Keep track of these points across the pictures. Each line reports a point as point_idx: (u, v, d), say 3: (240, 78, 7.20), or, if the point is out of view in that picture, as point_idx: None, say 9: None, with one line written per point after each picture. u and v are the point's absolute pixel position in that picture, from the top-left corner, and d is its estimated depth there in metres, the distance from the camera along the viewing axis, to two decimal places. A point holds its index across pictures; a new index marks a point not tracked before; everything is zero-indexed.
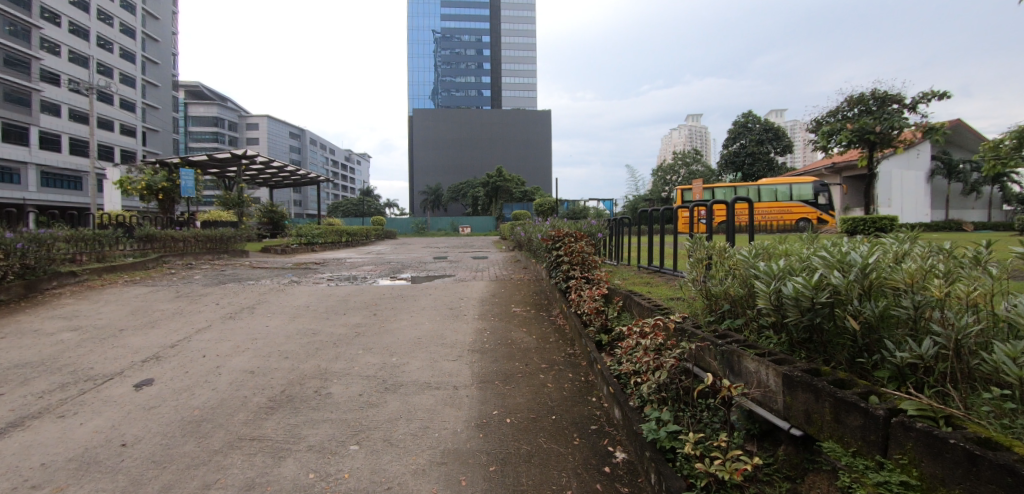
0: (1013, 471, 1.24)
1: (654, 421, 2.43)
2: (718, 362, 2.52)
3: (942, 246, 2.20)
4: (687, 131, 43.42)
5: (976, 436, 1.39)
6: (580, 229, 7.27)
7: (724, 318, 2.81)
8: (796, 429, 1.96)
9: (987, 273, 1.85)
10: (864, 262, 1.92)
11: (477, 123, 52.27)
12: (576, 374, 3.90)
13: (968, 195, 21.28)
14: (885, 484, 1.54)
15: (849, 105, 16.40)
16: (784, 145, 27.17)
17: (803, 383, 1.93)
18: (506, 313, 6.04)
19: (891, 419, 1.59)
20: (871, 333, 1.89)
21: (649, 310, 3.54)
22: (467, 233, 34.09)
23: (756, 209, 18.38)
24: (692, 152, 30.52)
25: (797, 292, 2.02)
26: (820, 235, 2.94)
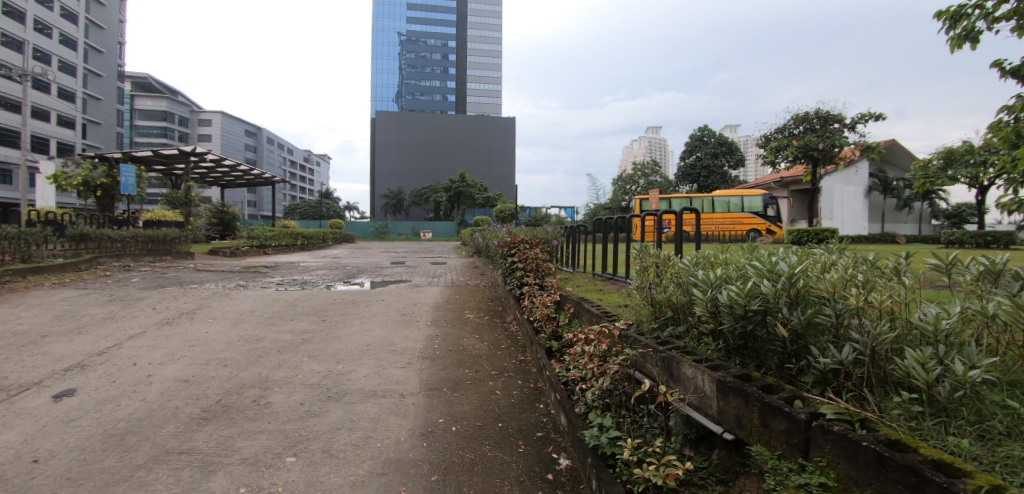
0: (916, 471, 1.31)
1: (597, 427, 2.46)
2: (659, 369, 2.58)
3: (865, 258, 2.32)
4: (648, 143, 44.68)
5: (886, 439, 1.47)
6: (536, 236, 7.34)
7: (666, 325, 2.87)
8: (728, 433, 2.03)
9: (903, 284, 1.97)
10: (792, 271, 2.01)
11: (442, 127, 51.99)
12: (526, 381, 3.90)
13: (901, 210, 22.83)
14: (806, 486, 1.60)
15: (795, 122, 17.30)
16: (737, 159, 28.37)
17: (734, 388, 2.00)
18: (459, 320, 5.99)
19: (812, 422, 1.66)
20: (797, 341, 1.98)
21: (597, 316, 3.60)
22: (429, 238, 33.72)
23: (711, 220, 19.30)
24: (651, 163, 31.37)
25: (731, 299, 2.10)
26: (757, 245, 3.06)
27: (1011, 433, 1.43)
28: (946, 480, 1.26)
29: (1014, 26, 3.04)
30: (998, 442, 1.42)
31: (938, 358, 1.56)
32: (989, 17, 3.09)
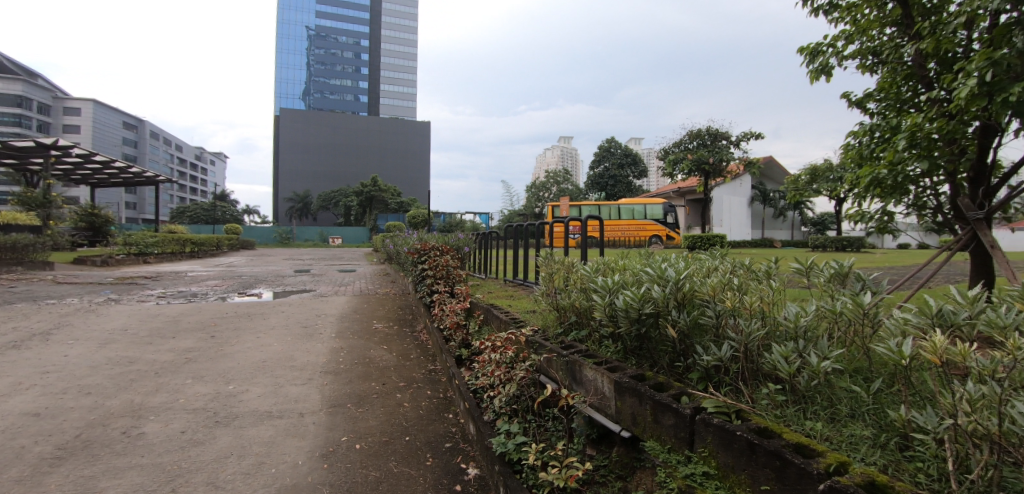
0: (779, 455, 1.46)
1: (504, 434, 2.49)
2: (563, 373, 2.67)
3: (742, 262, 2.57)
4: (560, 152, 46.36)
5: (756, 427, 1.62)
6: (447, 243, 7.29)
7: (571, 330, 3.00)
8: (626, 431, 2.14)
9: (771, 286, 2.21)
10: (678, 277, 2.19)
11: (354, 129, 49.96)
12: (435, 391, 3.86)
13: (777, 219, 25.81)
14: (691, 475, 1.72)
15: (689, 138, 18.89)
16: (640, 170, 30.36)
17: (629, 388, 2.12)
18: (367, 330, 5.75)
19: (696, 416, 1.80)
20: (683, 340, 2.14)
21: (506, 322, 3.66)
22: (338, 244, 32.12)
23: (617, 226, 20.32)
24: (563, 171, 32.47)
25: (627, 303, 2.22)
26: (650, 251, 3.29)
27: (854, 414, 1.64)
28: (805, 461, 1.41)
29: (859, 63, 3.55)
30: (845, 422, 1.62)
31: (798, 352, 1.76)
32: (839, 55, 3.58)
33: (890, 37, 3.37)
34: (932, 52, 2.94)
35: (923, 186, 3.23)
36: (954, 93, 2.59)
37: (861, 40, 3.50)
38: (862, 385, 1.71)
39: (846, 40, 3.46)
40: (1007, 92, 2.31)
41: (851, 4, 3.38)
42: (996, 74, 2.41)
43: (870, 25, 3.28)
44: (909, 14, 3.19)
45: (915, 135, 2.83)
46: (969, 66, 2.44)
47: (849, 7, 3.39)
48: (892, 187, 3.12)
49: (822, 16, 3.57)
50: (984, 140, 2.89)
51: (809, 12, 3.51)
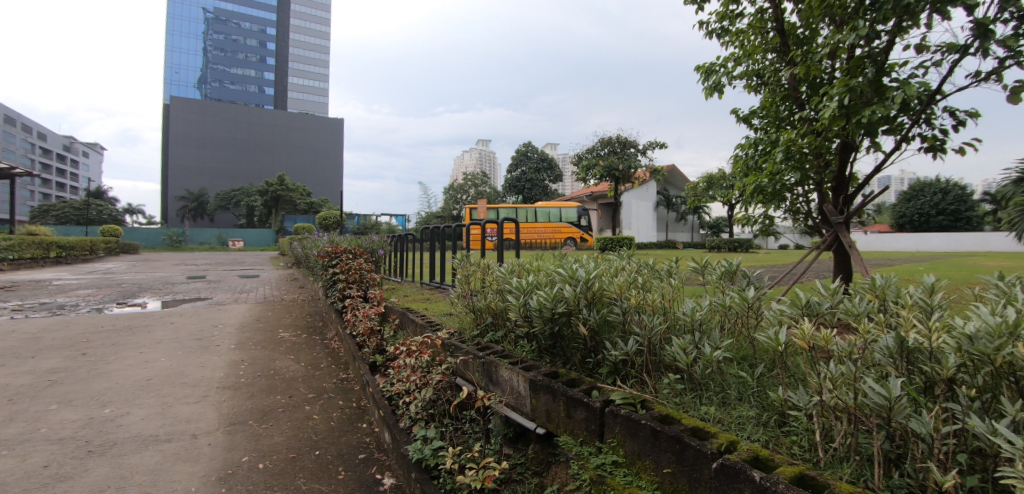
0: (679, 439, 1.58)
1: (420, 440, 2.47)
2: (479, 374, 2.71)
3: (647, 262, 2.74)
4: (479, 155, 46.52)
5: (658, 414, 1.73)
6: (360, 245, 7.04)
7: (486, 331, 3.04)
8: (541, 428, 2.21)
9: (671, 284, 2.37)
10: (587, 277, 2.30)
11: (257, 124, 46.41)
12: (347, 401, 3.71)
13: (679, 222, 27.92)
14: (602, 465, 1.81)
15: (601, 145, 19.87)
16: (556, 174, 31.31)
17: (543, 386, 2.19)
18: (271, 340, 5.36)
19: (605, 408, 1.89)
20: (593, 337, 2.25)
21: (422, 326, 3.63)
22: (239, 247, 29.59)
23: (533, 228, 20.76)
24: (481, 174, 32.51)
25: (540, 303, 2.29)
26: (564, 252, 3.40)
27: (741, 397, 1.81)
28: (700, 443, 1.54)
29: (746, 83, 3.94)
30: (734, 404, 1.78)
31: (694, 343, 1.91)
32: (729, 75, 3.95)
33: (770, 61, 3.78)
34: (804, 77, 3.34)
35: (797, 195, 3.66)
36: (820, 113, 2.96)
37: (747, 62, 3.88)
38: (747, 370, 1.89)
39: (734, 62, 3.83)
40: (861, 114, 2.68)
41: (739, 29, 3.75)
42: (852, 100, 2.79)
43: (754, 50, 3.66)
44: (785, 43, 3.60)
45: (790, 149, 3.19)
46: (832, 90, 2.80)
47: (737, 32, 3.76)
48: (771, 195, 3.51)
49: (714, 39, 3.93)
50: (843, 155, 3.34)
51: (704, 34, 3.84)
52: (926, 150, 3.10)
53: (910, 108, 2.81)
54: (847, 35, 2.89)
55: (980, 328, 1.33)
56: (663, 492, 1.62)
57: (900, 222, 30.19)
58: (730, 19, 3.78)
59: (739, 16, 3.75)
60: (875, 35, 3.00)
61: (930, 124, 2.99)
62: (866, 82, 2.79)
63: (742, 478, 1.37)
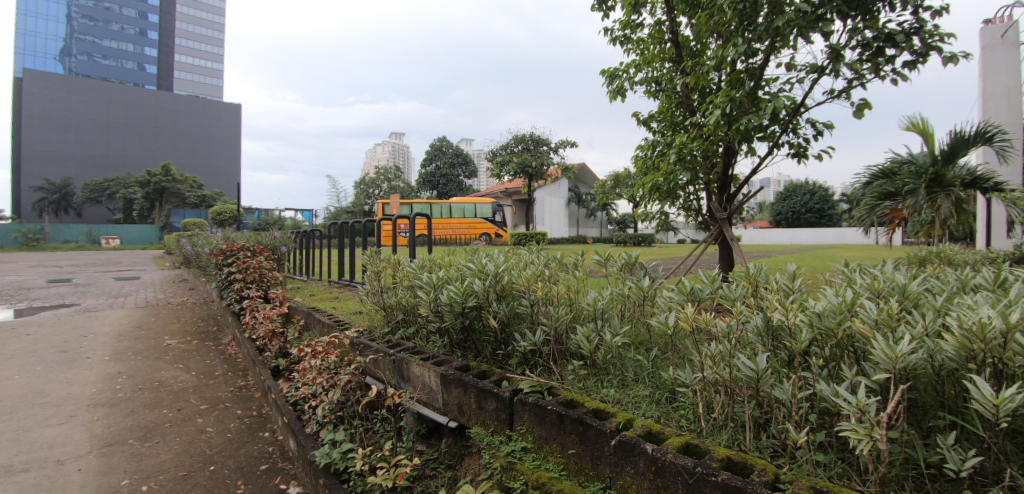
0: (581, 421, 1.67)
1: (328, 444, 2.38)
2: (390, 371, 2.68)
3: (555, 256, 2.86)
4: (391, 148, 45.01)
5: (564, 399, 1.82)
6: (260, 242, 6.54)
7: (397, 328, 3.01)
8: (453, 422, 2.23)
9: (576, 276, 2.51)
10: (496, 271, 2.37)
11: (135, 106, 41.11)
12: (246, 410, 3.46)
13: (589, 218, 29.13)
14: (512, 452, 1.87)
15: (515, 141, 20.16)
16: (471, 170, 31.20)
17: (454, 379, 2.22)
18: (155, 349, 4.82)
19: (514, 397, 1.95)
20: (503, 329, 2.33)
21: (329, 326, 3.50)
22: (113, 246, 26.00)
23: (448, 224, 20.53)
24: (393, 168, 31.40)
25: (451, 298, 2.32)
26: (476, 247, 3.43)
27: (638, 379, 1.95)
28: (600, 423, 1.64)
29: (645, 88, 4.17)
30: (631, 384, 1.92)
31: (596, 331, 2.03)
32: (630, 80, 4.21)
33: (666, 70, 4.05)
34: (694, 86, 3.66)
35: (688, 194, 4.01)
36: (707, 120, 3.25)
37: (647, 69, 4.14)
38: (644, 353, 2.05)
39: (636, 68, 4.08)
40: (740, 122, 2.99)
41: (640, 38, 4.01)
42: (732, 109, 3.11)
43: (653, 58, 3.93)
44: (680, 54, 3.90)
45: (682, 151, 3.49)
46: (715, 101, 3.10)
47: (638, 41, 4.01)
48: (666, 192, 3.80)
49: (618, 45, 4.15)
50: (727, 158, 3.70)
51: (608, 40, 4.04)
52: (794, 155, 3.53)
53: (779, 119, 3.19)
54: (728, 51, 3.21)
55: (826, 307, 1.56)
56: (569, 471, 1.71)
57: (776, 218, 34.01)
58: (632, 28, 4.03)
59: (639, 26, 4.00)
60: (753, 53, 3.37)
61: (796, 133, 3.40)
62: (745, 94, 3.12)
63: (637, 452, 1.49)
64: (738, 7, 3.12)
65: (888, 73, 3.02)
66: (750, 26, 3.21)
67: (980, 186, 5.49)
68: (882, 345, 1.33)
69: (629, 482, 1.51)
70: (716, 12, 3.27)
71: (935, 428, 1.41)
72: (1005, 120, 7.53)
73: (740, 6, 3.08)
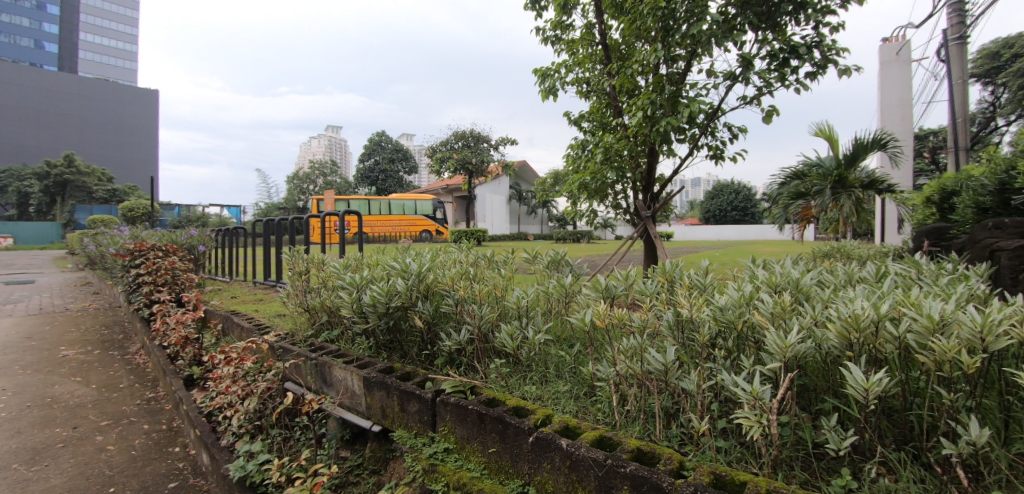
0: (501, 419, 1.67)
1: (243, 456, 2.25)
2: (313, 376, 2.57)
3: (485, 254, 2.86)
4: (327, 141, 43.14)
5: (485, 398, 1.81)
6: (174, 242, 6.05)
7: (322, 331, 2.90)
8: (377, 426, 2.17)
9: (502, 274, 2.52)
10: (420, 270, 2.33)
11: (28, 89, 36.65)
12: (155, 424, 3.19)
13: (530, 215, 29.43)
14: (434, 454, 1.84)
15: (455, 138, 20.00)
16: (412, 166, 30.58)
17: (376, 382, 2.15)
18: (49, 361, 4.33)
19: (436, 398, 1.92)
20: (429, 328, 2.30)
21: (248, 331, 3.31)
22: (3, 246, 23.05)
23: (388, 221, 19.97)
24: (329, 162, 30.15)
25: (374, 299, 2.26)
26: (406, 245, 3.35)
27: (559, 374, 1.98)
28: (519, 421, 1.65)
29: (576, 89, 4.23)
30: (553, 380, 1.95)
31: (519, 329, 2.04)
32: (561, 81, 4.26)
33: (596, 72, 4.13)
34: (621, 88, 3.77)
35: (616, 193, 4.14)
36: (631, 121, 3.36)
37: (577, 70, 4.20)
38: (566, 349, 2.08)
39: (566, 69, 4.15)
40: (660, 124, 3.12)
41: (571, 39, 4.06)
42: (653, 112, 3.24)
43: (582, 60, 4.01)
44: (608, 56, 3.99)
45: (609, 152, 3.60)
46: (637, 103, 3.22)
47: (569, 42, 4.07)
48: (594, 191, 3.89)
49: (549, 45, 4.20)
50: (651, 159, 3.85)
51: (540, 39, 4.08)
52: (711, 158, 3.73)
53: (697, 122, 3.36)
54: (649, 56, 3.34)
55: (728, 302, 1.66)
56: (490, 470, 1.71)
57: (705, 216, 36.00)
58: (562, 29, 4.09)
59: (569, 27, 4.07)
60: (674, 58, 3.52)
61: (713, 136, 3.59)
62: (665, 97, 3.26)
63: (553, 448, 1.51)
64: (657, 14, 3.24)
65: (792, 82, 3.26)
66: (669, 33, 3.35)
67: (876, 188, 6.09)
68: (774, 336, 1.42)
69: (546, 477, 1.53)
70: (638, 17, 3.39)
71: (821, 411, 1.52)
72: (897, 129, 8.38)
73: (659, 12, 3.21)
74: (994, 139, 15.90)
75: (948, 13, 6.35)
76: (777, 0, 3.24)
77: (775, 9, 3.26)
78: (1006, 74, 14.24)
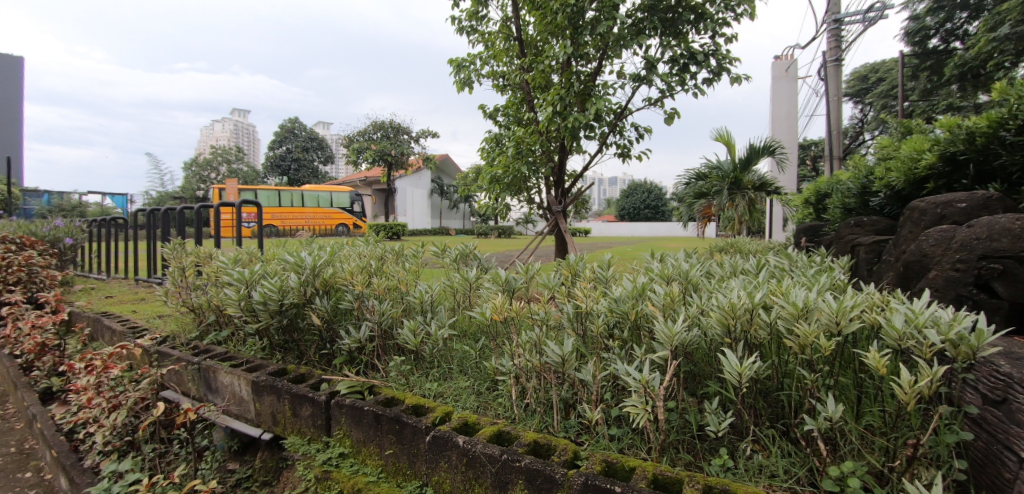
0: (398, 419, 1.60)
1: (107, 478, 1.98)
2: (195, 382, 2.31)
3: (391, 248, 2.74)
4: (232, 126, 39.60)
5: (383, 398, 1.73)
6: (32, 235, 5.22)
7: (209, 332, 2.63)
8: (267, 433, 2.00)
9: (408, 268, 2.43)
10: (316, 264, 2.18)
11: None
12: (1, 446, 2.73)
13: (453, 210, 29.13)
14: (328, 461, 1.73)
15: (374, 128, 19.26)
16: (328, 155, 29.07)
17: (266, 386, 1.98)
18: None
19: (331, 401, 1.80)
20: (328, 326, 2.16)
21: (122, 334, 2.92)
22: None
23: (300, 213, 18.84)
24: (234, 149, 27.74)
25: (265, 296, 2.08)
26: (310, 238, 3.15)
27: (463, 369, 1.94)
28: (417, 420, 1.58)
29: (493, 82, 4.20)
30: (455, 376, 1.90)
31: (422, 324, 1.97)
32: (477, 72, 4.21)
33: (512, 66, 4.14)
34: (535, 83, 3.80)
35: (530, 188, 4.18)
36: (541, 116, 3.39)
37: (493, 63, 4.19)
38: (471, 344, 2.04)
39: (482, 62, 4.11)
40: (569, 120, 3.18)
41: (487, 31, 4.03)
42: (561, 107, 3.29)
43: (497, 53, 3.98)
44: (524, 51, 4.00)
45: (520, 145, 3.60)
46: (547, 98, 3.26)
47: (485, 34, 4.03)
48: (508, 185, 3.90)
49: (465, 36, 4.13)
50: (563, 155, 3.93)
51: (455, 29, 4.00)
52: (619, 156, 3.88)
53: (605, 120, 3.47)
54: (559, 53, 3.39)
55: (622, 293, 1.72)
56: (388, 473, 1.63)
57: (620, 214, 37.77)
58: (478, 20, 4.04)
59: (485, 19, 4.02)
60: (583, 57, 3.60)
61: (621, 135, 3.74)
62: (574, 94, 3.32)
63: (450, 446, 1.47)
64: (567, 11, 3.30)
65: (691, 87, 3.46)
66: (578, 31, 3.43)
67: (765, 190, 6.70)
68: (662, 325, 1.48)
69: (443, 477, 1.49)
70: (550, 14, 3.42)
71: (705, 395, 1.62)
72: (785, 138, 9.28)
73: (569, 9, 3.27)
74: (861, 150, 18.16)
75: (827, 37, 7.13)
76: (679, 9, 3.41)
77: (678, 17, 3.43)
78: (871, 94, 16.28)
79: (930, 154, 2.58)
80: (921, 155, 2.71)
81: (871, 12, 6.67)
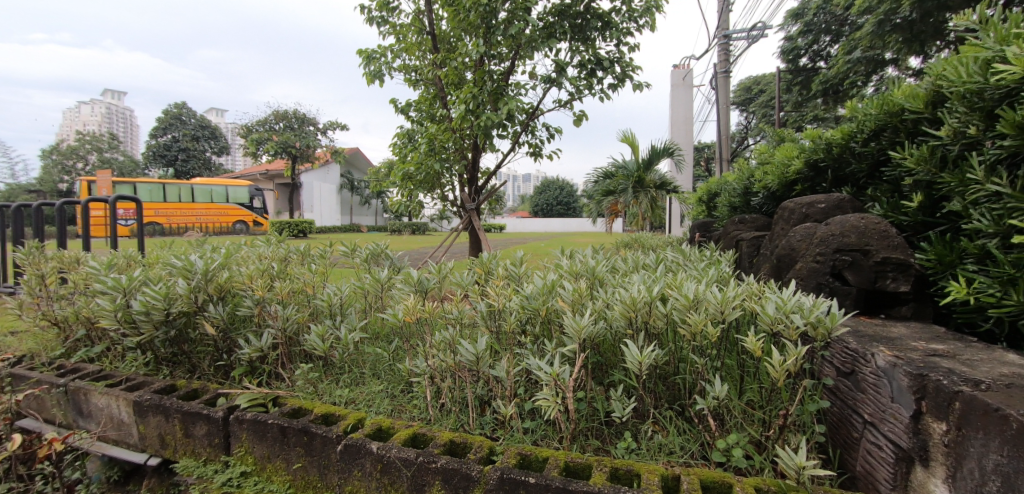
0: (307, 430, 1.52)
1: None
2: (61, 407, 2.02)
3: (295, 248, 2.59)
4: (103, 110, 34.70)
5: (289, 409, 1.64)
6: None
7: (78, 349, 2.31)
8: (154, 458, 1.81)
9: (313, 270, 2.31)
10: (208, 268, 1.99)
11: None
12: None
13: (364, 206, 27.94)
14: (228, 481, 1.60)
15: (275, 118, 17.94)
16: (222, 146, 26.56)
17: (151, 406, 1.78)
18: None
19: (229, 416, 1.67)
20: (224, 335, 1.99)
21: None
22: None
23: (191, 209, 17.06)
24: (107, 137, 24.37)
25: (148, 304, 1.86)
26: (201, 239, 2.87)
27: (375, 373, 1.89)
28: (327, 429, 1.52)
29: (404, 77, 4.10)
30: (367, 380, 1.85)
31: (331, 329, 1.89)
32: (388, 65, 4.08)
33: (425, 61, 4.06)
34: (448, 81, 3.76)
35: (444, 185, 4.15)
36: (455, 113, 3.38)
37: (405, 56, 4.08)
38: (384, 346, 1.99)
39: (393, 54, 3.98)
40: (481, 119, 3.20)
41: (398, 23, 3.91)
42: (474, 105, 3.30)
43: (408, 46, 3.89)
44: (436, 46, 3.95)
45: (434, 142, 3.55)
46: (460, 96, 3.25)
47: (396, 26, 3.91)
48: (421, 182, 3.84)
49: (376, 26, 3.98)
50: (476, 153, 3.95)
51: (364, 18, 3.83)
52: (531, 155, 3.97)
53: (517, 119, 3.54)
54: (472, 51, 3.39)
55: (534, 291, 1.78)
56: (296, 488, 1.55)
57: (535, 210, 38.62)
58: (389, 11, 3.91)
59: (396, 11, 3.91)
60: (496, 56, 3.63)
61: (532, 135, 3.83)
62: (486, 92, 3.34)
63: (363, 454, 1.43)
64: (480, 10, 3.31)
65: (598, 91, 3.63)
66: (491, 30, 3.45)
67: (665, 188, 7.23)
68: (571, 320, 1.55)
69: (357, 486, 1.45)
70: (462, 11, 3.42)
71: (611, 383, 1.72)
72: (682, 141, 10.06)
73: (481, 9, 3.27)
74: (745, 153, 20.19)
75: (717, 50, 7.84)
76: (587, 15, 3.57)
77: (586, 23, 3.58)
78: (754, 103, 18.11)
79: (799, 160, 2.96)
80: (790, 161, 3.09)
81: (754, 31, 7.42)
